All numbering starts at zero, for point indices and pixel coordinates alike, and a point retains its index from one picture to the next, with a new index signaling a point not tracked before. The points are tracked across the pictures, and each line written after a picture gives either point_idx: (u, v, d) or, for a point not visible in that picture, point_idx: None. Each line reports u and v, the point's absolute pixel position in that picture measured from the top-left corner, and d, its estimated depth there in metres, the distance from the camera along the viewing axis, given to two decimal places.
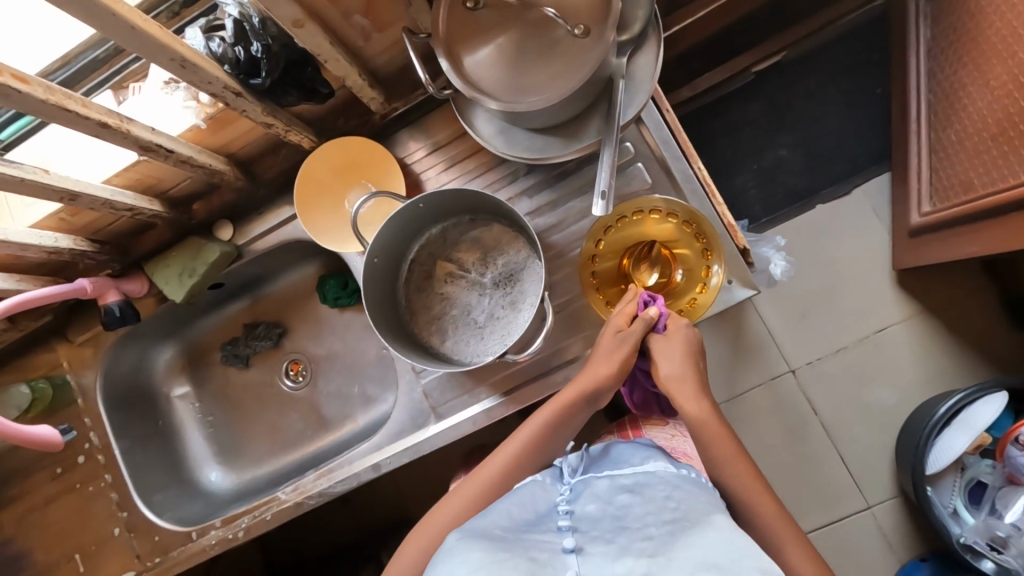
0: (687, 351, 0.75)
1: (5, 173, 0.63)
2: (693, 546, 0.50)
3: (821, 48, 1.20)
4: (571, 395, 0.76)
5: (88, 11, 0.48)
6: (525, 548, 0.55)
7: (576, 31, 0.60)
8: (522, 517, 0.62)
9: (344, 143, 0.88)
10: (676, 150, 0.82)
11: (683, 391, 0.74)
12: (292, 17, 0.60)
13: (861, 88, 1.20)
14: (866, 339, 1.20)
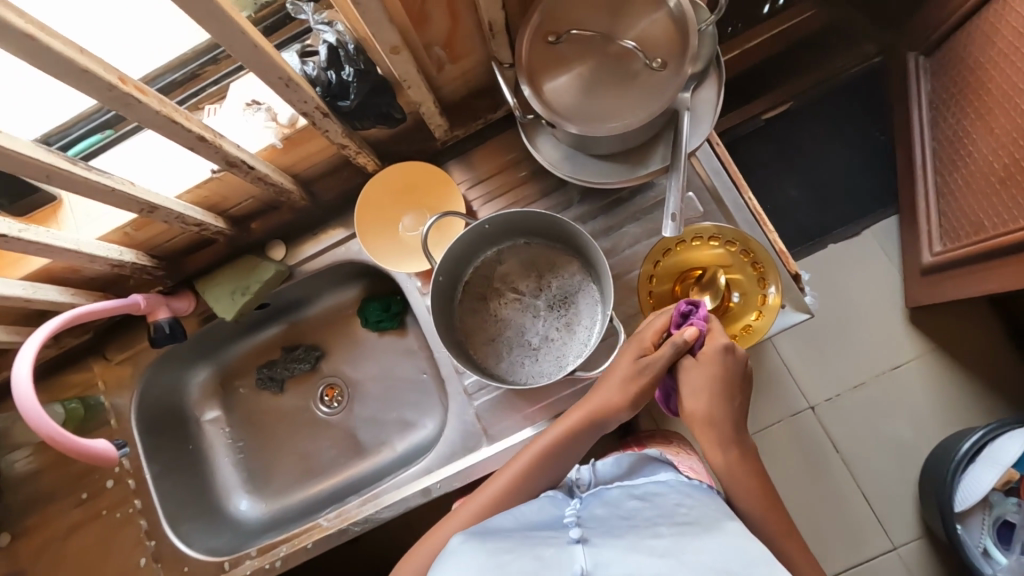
0: (721, 372, 0.71)
1: (95, 183, 0.65)
2: (703, 547, 0.49)
3: (829, 96, 1.27)
4: (583, 410, 0.74)
5: (221, 28, 0.51)
6: (531, 545, 0.53)
7: (654, 64, 0.65)
8: (530, 520, 0.60)
9: (404, 167, 0.91)
10: (726, 181, 0.86)
11: (703, 415, 0.71)
12: (392, 43, 0.63)
13: (865, 134, 1.26)
14: (882, 375, 1.21)
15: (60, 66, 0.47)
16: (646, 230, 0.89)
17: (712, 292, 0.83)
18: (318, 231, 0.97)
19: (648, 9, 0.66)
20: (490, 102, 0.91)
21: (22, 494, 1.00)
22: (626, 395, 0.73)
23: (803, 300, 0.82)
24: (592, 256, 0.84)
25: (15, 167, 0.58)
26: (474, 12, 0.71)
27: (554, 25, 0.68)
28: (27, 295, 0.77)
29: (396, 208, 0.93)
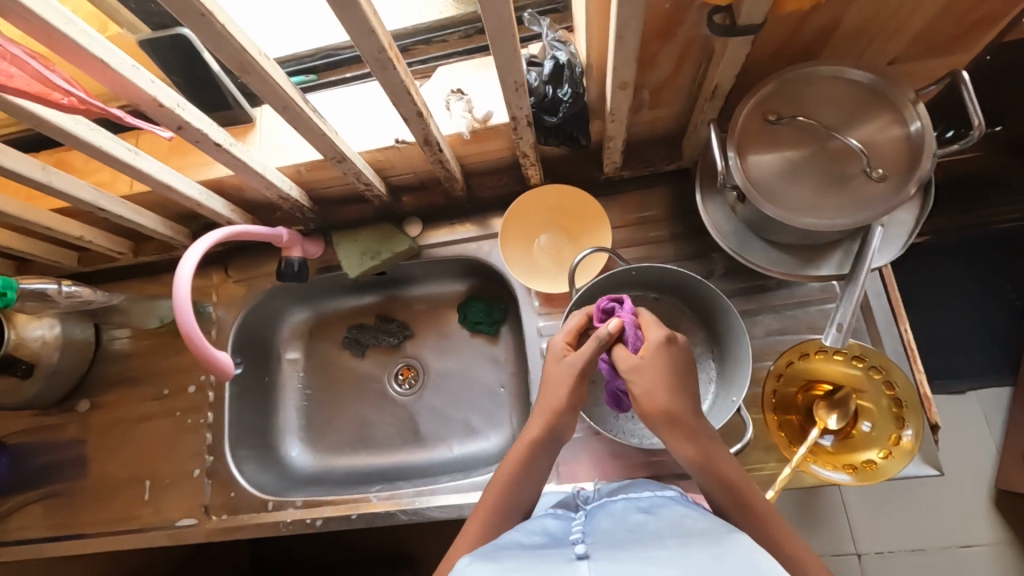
0: (657, 358, 0.62)
1: (316, 127, 0.67)
2: (709, 552, 0.44)
3: (972, 241, 1.16)
4: (539, 429, 0.66)
5: (497, 27, 0.53)
6: (533, 561, 0.46)
7: (875, 174, 0.63)
8: (534, 537, 0.54)
9: (565, 190, 0.92)
10: (885, 305, 0.82)
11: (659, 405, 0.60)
12: (623, 79, 0.64)
13: (993, 290, 1.14)
14: (947, 550, 1.04)
15: (354, 22, 0.50)
16: (783, 325, 0.86)
17: (840, 413, 0.78)
18: (457, 220, 0.99)
19: (885, 121, 0.64)
20: (666, 153, 0.91)
21: (114, 370, 1.06)
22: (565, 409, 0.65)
23: (936, 455, 0.76)
24: (729, 340, 0.82)
25: (266, 93, 0.59)
26: (699, 69, 0.72)
27: (780, 106, 0.68)
28: (200, 200, 0.83)
29: (541, 226, 0.95)
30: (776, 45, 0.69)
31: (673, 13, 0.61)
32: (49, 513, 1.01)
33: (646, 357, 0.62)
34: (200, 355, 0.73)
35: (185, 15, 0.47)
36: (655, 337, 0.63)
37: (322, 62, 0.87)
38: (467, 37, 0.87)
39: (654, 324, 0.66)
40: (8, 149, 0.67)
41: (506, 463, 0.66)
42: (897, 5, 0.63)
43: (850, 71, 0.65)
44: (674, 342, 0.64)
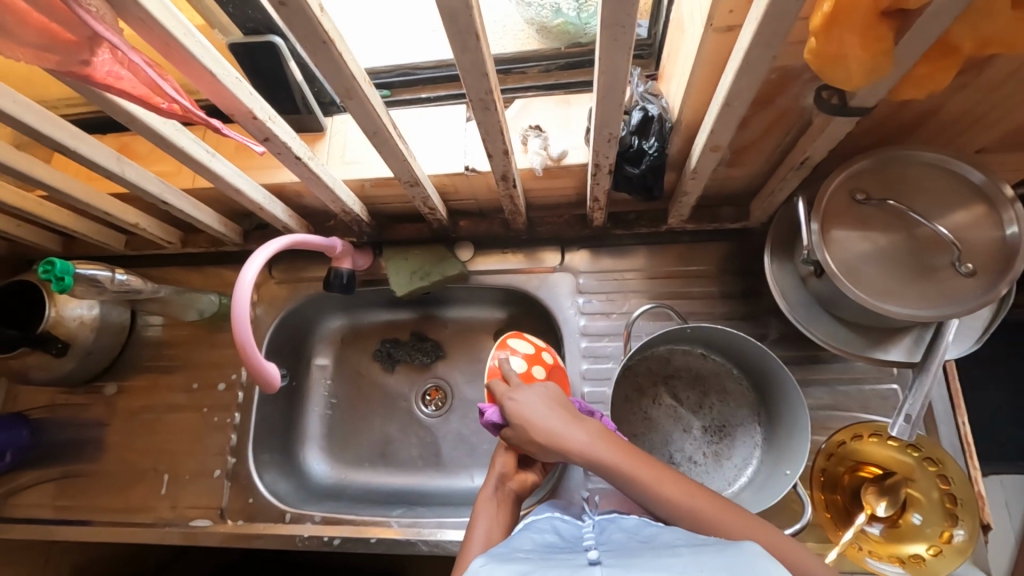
0: (527, 403, 0.69)
1: (401, 150, 0.67)
2: (716, 558, 0.45)
3: None
4: (498, 505, 0.72)
5: (608, 80, 0.52)
6: (552, 558, 0.50)
7: (964, 268, 0.61)
8: (547, 544, 0.57)
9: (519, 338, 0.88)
10: (943, 393, 0.81)
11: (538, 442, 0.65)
12: (716, 143, 0.63)
13: None
14: None
15: (472, 64, 0.50)
16: (835, 401, 0.84)
17: (890, 500, 0.75)
18: (509, 250, 0.98)
19: (979, 214, 0.63)
20: (731, 212, 0.90)
21: (146, 357, 1.06)
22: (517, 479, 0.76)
23: (987, 558, 0.73)
24: (782, 409, 0.79)
25: (361, 116, 0.58)
26: (786, 138, 0.71)
27: (870, 185, 0.67)
28: (262, 204, 0.82)
29: None
30: (876, 121, 0.67)
31: (777, 84, 0.61)
32: (61, 494, 0.99)
33: (518, 407, 0.68)
34: (250, 362, 0.74)
35: (306, 39, 0.46)
36: (519, 394, 0.69)
37: (398, 79, 0.87)
38: (546, 73, 0.85)
39: (518, 379, 0.74)
40: (87, 136, 0.66)
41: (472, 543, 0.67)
42: (1008, 100, 0.61)
43: (944, 159, 0.64)
44: (532, 394, 0.70)
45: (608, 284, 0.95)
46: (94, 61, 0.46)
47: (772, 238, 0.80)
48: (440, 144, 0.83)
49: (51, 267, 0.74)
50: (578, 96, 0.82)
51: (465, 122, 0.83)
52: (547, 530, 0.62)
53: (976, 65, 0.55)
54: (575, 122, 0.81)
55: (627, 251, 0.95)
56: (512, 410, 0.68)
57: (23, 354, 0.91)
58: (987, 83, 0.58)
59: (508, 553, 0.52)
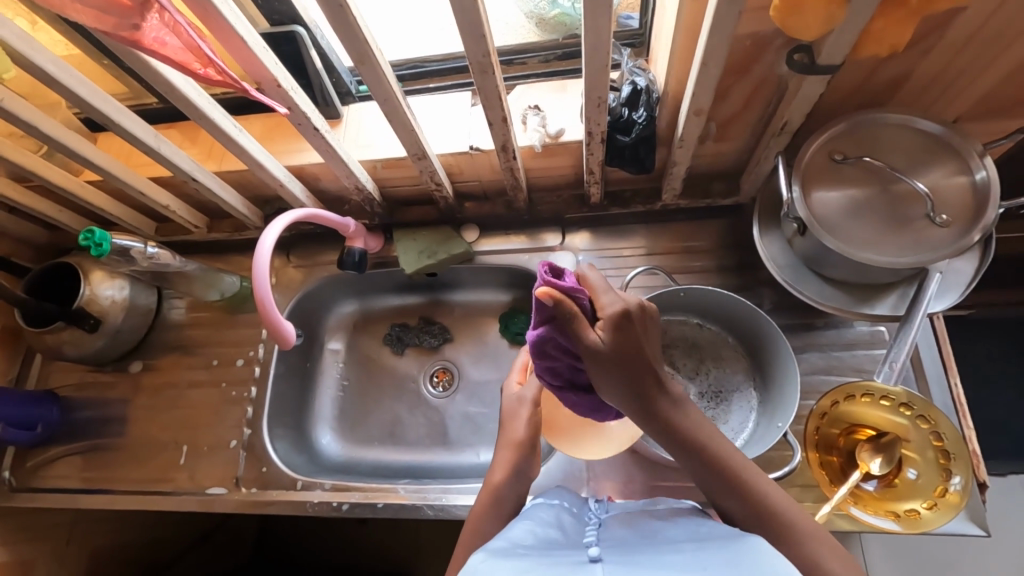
0: (632, 329, 0.54)
1: (410, 120, 0.73)
2: (722, 556, 0.47)
3: None
4: (499, 478, 0.72)
5: (593, 40, 0.58)
6: (552, 557, 0.50)
7: (937, 219, 0.66)
8: (547, 537, 0.57)
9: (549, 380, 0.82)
10: (935, 356, 0.83)
11: (618, 376, 0.54)
12: (698, 107, 0.68)
13: None
14: None
15: (470, 26, 0.56)
16: (828, 365, 0.86)
17: (885, 457, 0.74)
18: (512, 231, 1.04)
19: (951, 169, 0.68)
20: (723, 187, 0.95)
21: (171, 337, 1.12)
22: (515, 447, 0.73)
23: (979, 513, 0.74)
24: (774, 369, 0.82)
25: (373, 82, 0.65)
26: (768, 107, 0.75)
27: (846, 146, 0.71)
28: (283, 181, 0.89)
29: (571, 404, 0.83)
30: (850, 88, 0.71)
31: (752, 51, 0.66)
32: (87, 466, 1.04)
33: (622, 328, 0.53)
34: (269, 321, 0.85)
35: (326, 3, 0.53)
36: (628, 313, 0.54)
37: (409, 72, 0.92)
38: (546, 63, 0.91)
39: (612, 295, 0.55)
40: (129, 112, 0.74)
41: (473, 515, 0.69)
42: (972, 62, 0.65)
43: (910, 118, 0.69)
44: (637, 320, 0.55)
45: (607, 261, 0.99)
46: (143, 26, 0.54)
47: (759, 208, 0.85)
48: (448, 126, 0.89)
49: (91, 235, 0.82)
50: (574, 82, 0.88)
51: (470, 107, 0.90)
52: (549, 522, 0.61)
53: (937, 25, 0.60)
54: (572, 103, 0.87)
55: (626, 230, 1.00)
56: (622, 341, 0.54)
57: (58, 329, 0.97)
58: (949, 45, 0.63)
59: (508, 549, 0.52)
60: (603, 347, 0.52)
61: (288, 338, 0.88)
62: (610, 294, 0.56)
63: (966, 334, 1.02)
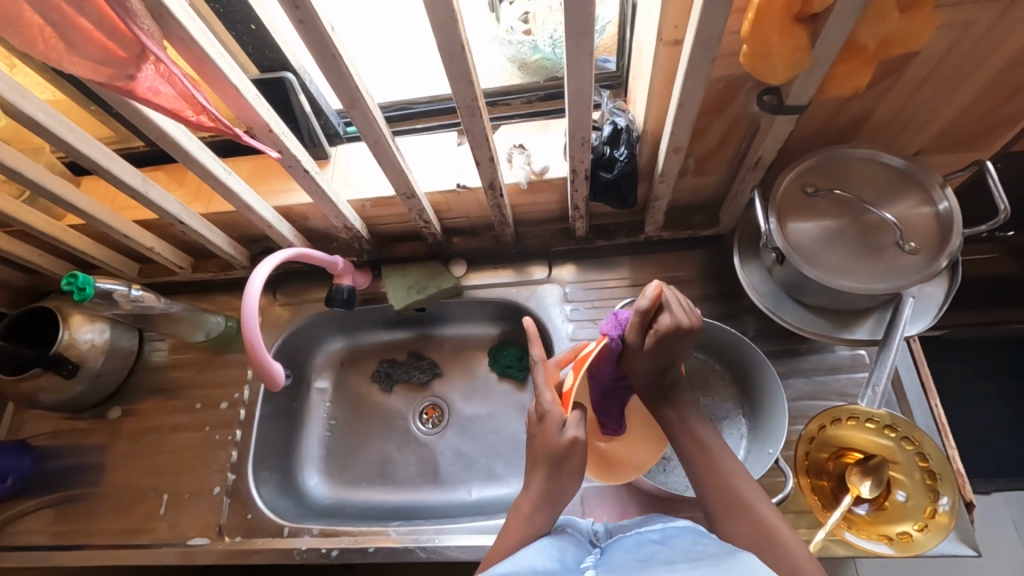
0: (681, 345, 0.64)
1: (400, 161, 0.75)
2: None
3: None
4: (528, 511, 0.64)
5: (577, 85, 0.61)
6: None
7: (908, 246, 0.70)
8: (547, 563, 0.56)
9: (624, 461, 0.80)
10: (914, 378, 0.86)
11: (646, 367, 0.66)
12: (677, 144, 0.71)
13: None
14: None
15: (459, 74, 0.59)
16: (814, 390, 0.88)
17: (874, 480, 0.75)
18: (500, 265, 1.05)
19: (915, 200, 0.72)
20: (702, 219, 0.98)
21: (152, 380, 1.09)
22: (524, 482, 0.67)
23: (970, 534, 0.76)
24: (762, 394, 0.83)
25: (363, 126, 0.67)
26: (742, 143, 0.79)
27: (818, 179, 0.75)
28: (271, 221, 0.89)
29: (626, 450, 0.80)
30: (819, 123, 0.75)
31: (725, 93, 0.70)
32: (59, 519, 0.99)
33: (676, 341, 0.64)
34: (258, 360, 0.84)
35: (319, 53, 0.56)
36: (681, 340, 0.64)
37: (396, 114, 0.94)
38: (529, 103, 0.94)
39: (683, 312, 0.65)
40: (118, 158, 0.74)
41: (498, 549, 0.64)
42: (926, 100, 0.70)
43: (874, 153, 0.73)
44: (687, 342, 0.65)
45: (593, 292, 1.01)
46: (138, 76, 0.55)
47: (738, 239, 0.88)
48: (435, 165, 0.91)
49: (75, 279, 0.81)
50: (557, 122, 0.92)
51: (457, 146, 0.92)
52: (554, 548, 0.60)
53: (894, 67, 0.65)
54: (555, 142, 0.90)
55: (610, 262, 1.02)
56: (661, 350, 0.64)
57: (33, 376, 0.93)
58: (906, 85, 0.68)
59: None
60: (647, 345, 0.65)
61: (280, 379, 0.88)
62: (681, 309, 0.65)
63: (943, 355, 1.05)
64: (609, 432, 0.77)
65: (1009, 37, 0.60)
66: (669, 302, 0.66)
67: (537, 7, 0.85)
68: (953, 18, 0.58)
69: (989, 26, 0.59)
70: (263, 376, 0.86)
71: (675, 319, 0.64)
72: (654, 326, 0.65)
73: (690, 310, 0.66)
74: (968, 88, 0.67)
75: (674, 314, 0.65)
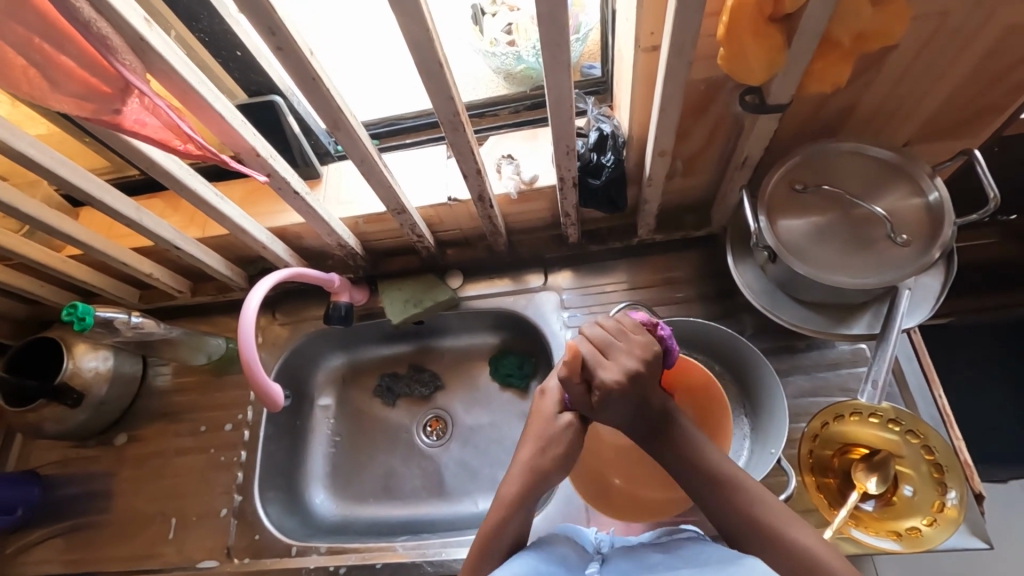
0: (631, 389, 0.62)
1: (388, 178, 0.76)
2: None
3: None
4: (530, 511, 0.65)
5: (557, 96, 0.61)
6: None
7: (899, 239, 0.69)
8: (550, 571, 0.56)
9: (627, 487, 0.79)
10: (916, 370, 0.85)
11: (620, 415, 0.64)
12: (662, 148, 0.71)
13: None
14: None
15: (439, 91, 0.59)
16: (815, 387, 0.87)
17: (880, 476, 0.74)
18: (496, 275, 1.05)
19: (905, 192, 0.72)
20: (695, 220, 0.99)
21: (156, 405, 1.10)
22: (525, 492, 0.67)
23: (980, 526, 0.75)
24: (763, 394, 0.82)
25: (349, 147, 0.68)
26: (729, 143, 0.79)
27: (805, 176, 0.75)
28: (266, 242, 0.90)
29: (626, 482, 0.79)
30: (803, 121, 0.75)
31: (708, 95, 0.70)
32: (69, 547, 1.00)
33: (620, 391, 0.61)
34: (255, 382, 0.84)
35: (300, 78, 0.57)
36: (626, 381, 0.62)
37: (384, 129, 0.95)
38: (516, 113, 0.94)
39: (621, 352, 0.63)
40: (111, 189, 0.75)
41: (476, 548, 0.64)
42: (911, 91, 0.70)
43: (861, 146, 0.73)
44: (640, 380, 0.62)
45: (589, 298, 1.01)
46: (124, 109, 0.56)
47: (731, 238, 0.87)
48: (425, 178, 0.92)
49: (74, 309, 0.82)
50: (544, 130, 0.92)
51: (446, 159, 0.93)
52: (554, 556, 0.60)
53: (874, 61, 0.65)
54: (543, 151, 0.90)
55: (605, 267, 1.02)
56: (621, 399, 0.62)
57: (39, 407, 0.94)
58: (888, 77, 0.67)
59: None
60: (598, 404, 0.63)
61: (279, 400, 0.88)
62: (615, 350, 0.64)
63: (947, 344, 1.04)
64: None
65: (988, 25, 0.60)
66: (599, 349, 0.64)
67: (519, 18, 0.87)
68: (930, 9, 0.58)
69: (966, 15, 0.59)
70: (261, 398, 0.87)
71: (614, 367, 0.62)
72: (592, 381, 0.63)
73: (633, 338, 0.65)
74: (951, 76, 0.67)
75: (605, 365, 0.63)
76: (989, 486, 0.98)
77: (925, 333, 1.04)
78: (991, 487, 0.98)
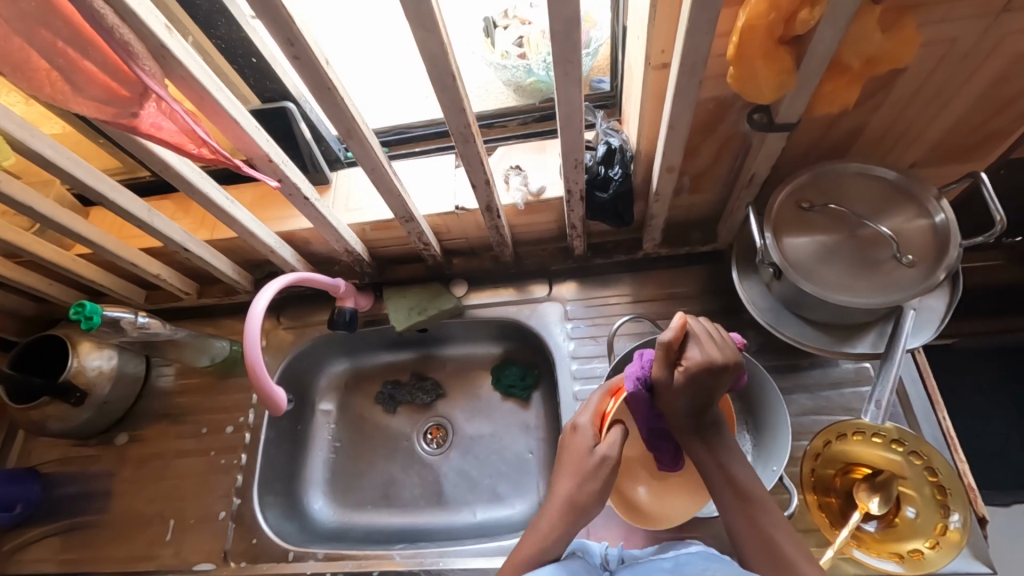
0: (714, 380, 0.62)
1: (397, 186, 0.77)
2: None
3: None
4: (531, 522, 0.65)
5: (568, 110, 0.62)
6: None
7: (904, 260, 0.70)
8: None
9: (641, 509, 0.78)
10: (921, 391, 0.85)
11: (683, 410, 0.64)
12: (670, 164, 0.72)
13: None
14: None
15: (452, 102, 0.60)
16: (818, 405, 0.87)
17: (883, 496, 0.73)
18: (500, 285, 1.06)
19: (911, 214, 0.72)
20: (700, 235, 0.99)
21: (159, 406, 1.10)
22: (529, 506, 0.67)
23: (983, 549, 0.75)
24: (766, 411, 0.82)
25: (361, 155, 0.69)
26: (736, 160, 0.80)
27: (811, 195, 0.75)
28: (274, 247, 0.91)
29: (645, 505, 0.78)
30: (810, 141, 0.76)
31: (717, 113, 0.70)
32: (67, 547, 1.00)
33: (706, 378, 0.61)
34: (260, 386, 0.85)
35: (315, 86, 0.57)
36: (715, 376, 0.61)
37: (395, 138, 0.96)
38: (525, 125, 0.95)
39: (713, 345, 0.62)
40: (123, 190, 0.76)
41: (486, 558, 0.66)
42: (917, 114, 0.71)
43: (868, 167, 0.73)
44: (724, 375, 0.62)
45: (594, 310, 1.01)
46: (141, 113, 0.57)
47: (737, 254, 0.88)
48: (432, 186, 0.93)
49: (82, 308, 0.83)
50: (553, 142, 0.93)
51: (454, 169, 0.94)
52: (563, 566, 0.60)
53: (882, 83, 0.65)
54: (551, 163, 0.91)
55: (610, 279, 1.03)
56: (699, 393, 0.62)
57: (42, 405, 0.95)
58: (896, 99, 0.68)
59: None
60: (678, 387, 0.62)
61: (283, 405, 0.89)
62: (712, 343, 0.63)
63: (951, 365, 1.04)
64: (664, 466, 0.72)
65: (996, 51, 0.60)
66: (697, 333, 0.64)
67: (532, 32, 0.88)
68: (939, 33, 0.58)
69: (976, 41, 0.59)
70: (265, 402, 0.87)
71: (707, 352, 0.62)
72: (682, 361, 0.62)
73: (726, 343, 0.64)
74: (959, 100, 0.68)
75: (704, 348, 0.62)
76: (991, 510, 0.97)
77: (928, 354, 1.04)
78: (993, 511, 0.97)
